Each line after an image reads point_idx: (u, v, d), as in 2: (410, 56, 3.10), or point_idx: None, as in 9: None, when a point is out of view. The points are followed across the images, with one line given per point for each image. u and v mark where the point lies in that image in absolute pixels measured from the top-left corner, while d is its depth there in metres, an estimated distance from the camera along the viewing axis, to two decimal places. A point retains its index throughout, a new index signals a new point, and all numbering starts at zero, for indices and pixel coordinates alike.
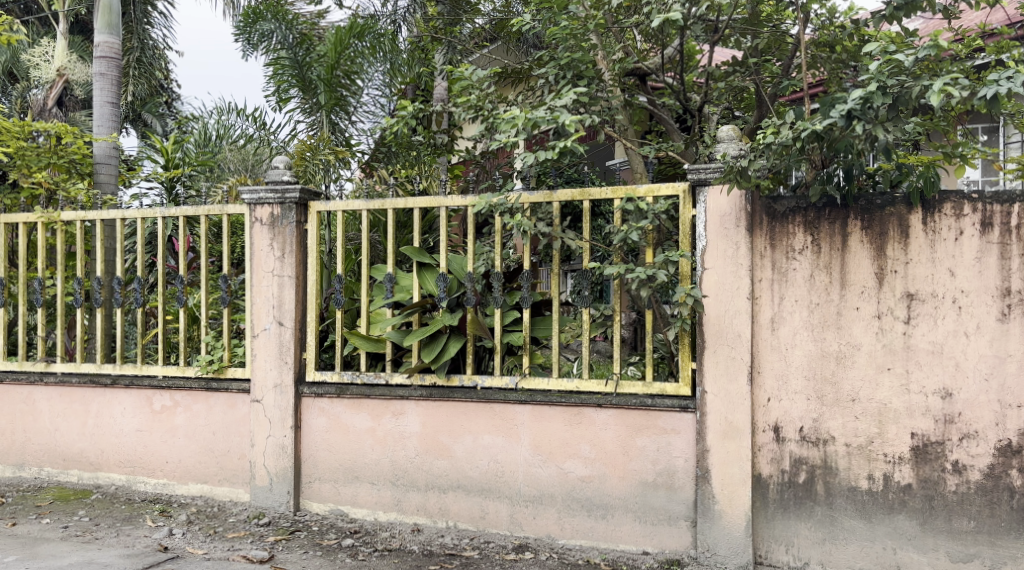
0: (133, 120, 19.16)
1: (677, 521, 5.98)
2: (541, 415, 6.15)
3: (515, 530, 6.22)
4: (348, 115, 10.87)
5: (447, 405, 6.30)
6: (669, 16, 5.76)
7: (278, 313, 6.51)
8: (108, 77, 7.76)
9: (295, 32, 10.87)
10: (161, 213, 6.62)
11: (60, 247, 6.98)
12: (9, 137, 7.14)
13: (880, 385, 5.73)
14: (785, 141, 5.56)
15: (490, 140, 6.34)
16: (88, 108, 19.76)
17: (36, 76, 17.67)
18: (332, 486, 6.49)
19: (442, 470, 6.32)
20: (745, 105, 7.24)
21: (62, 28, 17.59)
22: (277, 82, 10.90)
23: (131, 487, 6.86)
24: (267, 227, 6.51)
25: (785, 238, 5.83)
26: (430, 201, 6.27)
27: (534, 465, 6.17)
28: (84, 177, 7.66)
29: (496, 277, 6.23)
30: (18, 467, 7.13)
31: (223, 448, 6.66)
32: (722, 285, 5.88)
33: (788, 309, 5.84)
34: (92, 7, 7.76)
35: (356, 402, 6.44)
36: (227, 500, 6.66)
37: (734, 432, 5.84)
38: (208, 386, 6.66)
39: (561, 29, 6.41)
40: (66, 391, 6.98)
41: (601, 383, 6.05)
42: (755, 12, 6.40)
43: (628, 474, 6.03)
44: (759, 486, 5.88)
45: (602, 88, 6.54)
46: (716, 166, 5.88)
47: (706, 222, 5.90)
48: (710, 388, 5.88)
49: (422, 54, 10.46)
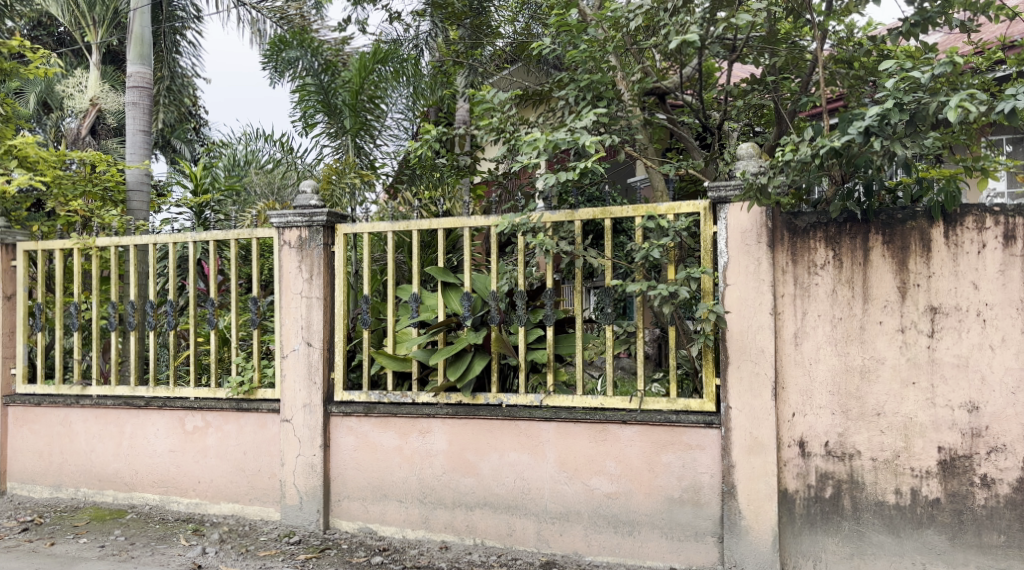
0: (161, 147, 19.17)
1: (704, 537, 6.01)
2: (566, 432, 6.22)
3: (542, 547, 6.27)
4: (371, 138, 10.07)
5: (473, 423, 6.36)
6: (686, 38, 5.91)
7: (307, 334, 6.57)
8: (141, 106, 7.97)
9: (320, 59, 10.33)
10: (192, 238, 6.54)
11: (95, 273, 6.94)
12: (47, 166, 7.17)
13: (905, 399, 5.77)
14: (805, 157, 5.66)
15: (512, 162, 6.42)
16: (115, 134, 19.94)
17: (70, 106, 17.73)
18: (361, 504, 6.56)
19: (468, 488, 6.38)
20: (766, 121, 7.17)
21: (95, 59, 17.70)
22: (302, 108, 10.19)
23: (165, 507, 6.91)
24: (295, 250, 6.58)
25: (806, 253, 5.91)
26: (454, 222, 6.29)
27: (560, 482, 6.23)
28: (117, 204, 7.81)
29: (520, 295, 6.29)
30: (56, 489, 7.17)
31: (254, 468, 6.71)
32: (744, 301, 5.95)
33: (811, 323, 5.90)
34: (125, 39, 7.94)
35: (383, 421, 6.51)
36: (257, 519, 6.72)
37: (759, 447, 5.89)
38: (238, 407, 6.72)
39: (581, 53, 6.52)
40: (101, 413, 7.03)
41: (626, 400, 6.14)
42: (772, 31, 6.46)
43: (654, 490, 6.08)
44: (786, 501, 5.92)
45: (622, 108, 6.61)
46: (736, 183, 5.95)
47: (727, 239, 5.98)
48: (734, 404, 5.94)
49: (444, 78, 10.04)
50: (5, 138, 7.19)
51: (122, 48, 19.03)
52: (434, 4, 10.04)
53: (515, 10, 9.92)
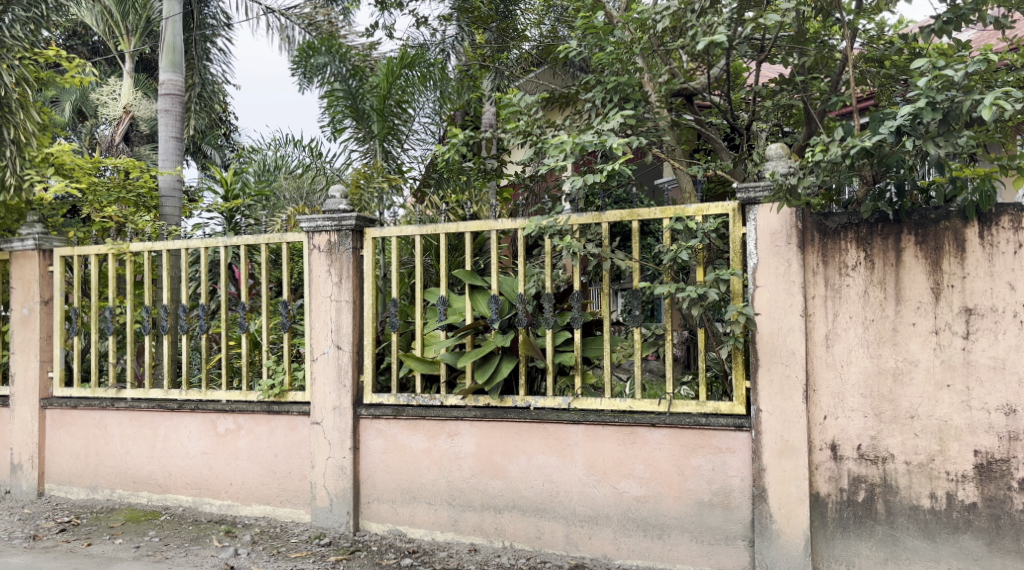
0: (192, 153, 19.38)
1: (735, 541, 5.97)
2: (594, 435, 6.21)
3: (571, 550, 6.27)
4: (399, 142, 10.14)
5: (502, 425, 6.37)
6: (714, 39, 5.91)
7: (336, 337, 6.63)
8: (173, 113, 8.12)
9: (349, 65, 10.55)
10: (223, 242, 6.63)
11: (129, 278, 7.04)
12: (82, 173, 7.28)
13: (939, 402, 5.71)
14: (835, 158, 5.58)
15: (539, 164, 6.44)
16: (148, 141, 20.18)
17: (104, 114, 17.96)
18: (390, 506, 6.60)
19: (497, 490, 6.39)
20: (795, 121, 7.07)
21: (129, 67, 17.92)
22: (331, 114, 10.31)
23: (197, 509, 6.99)
24: (325, 254, 6.64)
25: (837, 255, 5.86)
26: (480, 226, 6.34)
27: (589, 485, 6.22)
28: (150, 210, 7.89)
29: (547, 297, 6.30)
30: (92, 490, 7.28)
31: (285, 470, 6.78)
32: (775, 303, 5.90)
33: (842, 325, 5.85)
34: (158, 47, 8.16)
35: (412, 423, 6.54)
36: (289, 521, 6.78)
37: (790, 450, 5.84)
38: (269, 409, 6.79)
39: (607, 55, 6.57)
40: (135, 415, 7.14)
41: (654, 402, 6.12)
42: (801, 30, 6.39)
43: (684, 493, 6.05)
44: (818, 505, 5.86)
45: (650, 110, 6.56)
46: (765, 184, 5.92)
47: (757, 240, 5.94)
48: (765, 406, 5.89)
49: (470, 81, 10.22)
50: (43, 145, 7.33)
51: (154, 56, 19.27)
52: (461, 8, 9.92)
53: (541, 13, 9.77)
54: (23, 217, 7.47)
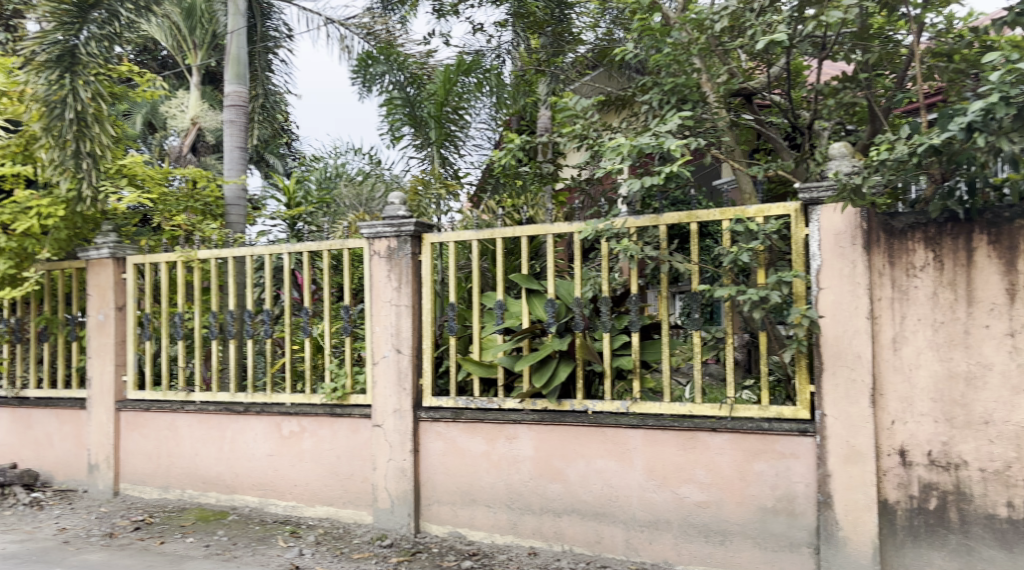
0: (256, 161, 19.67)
1: (800, 548, 5.87)
2: (654, 439, 6.16)
3: (631, 555, 6.22)
4: (456, 149, 9.47)
5: (560, 429, 6.37)
6: (776, 37, 5.90)
7: (396, 341, 6.73)
8: (237, 124, 8.28)
9: (407, 72, 9.58)
10: (287, 249, 6.87)
11: (197, 284, 7.29)
12: (153, 183, 7.73)
13: (1015, 407, 5.54)
14: (902, 156, 5.53)
15: (596, 167, 6.48)
16: (215, 151, 20.54)
17: (172, 126, 18.32)
18: (450, 509, 6.65)
19: (556, 494, 6.39)
20: (858, 119, 6.94)
21: (196, 79, 18.25)
22: (388, 121, 9.60)
23: (263, 509, 7.16)
24: (384, 259, 6.75)
25: (904, 255, 5.72)
26: (537, 230, 6.36)
27: (649, 490, 6.17)
28: (216, 218, 8.11)
29: (605, 301, 6.32)
30: (163, 490, 7.51)
31: (348, 472, 6.90)
32: (839, 306, 5.78)
33: (910, 328, 5.71)
34: (223, 60, 8.35)
35: (471, 426, 6.58)
36: (351, 522, 6.89)
37: (857, 456, 5.72)
38: (333, 412, 6.92)
39: (664, 56, 6.49)
40: (204, 418, 7.35)
41: (716, 407, 6.04)
42: (865, 26, 6.21)
43: (746, 499, 5.96)
44: (887, 512, 5.73)
45: (708, 110, 6.50)
46: (829, 184, 5.78)
47: (821, 240, 5.82)
48: (830, 411, 5.77)
49: (527, 86, 9.85)
50: (117, 158, 7.70)
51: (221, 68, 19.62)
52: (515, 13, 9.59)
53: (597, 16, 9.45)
54: (99, 227, 7.80)
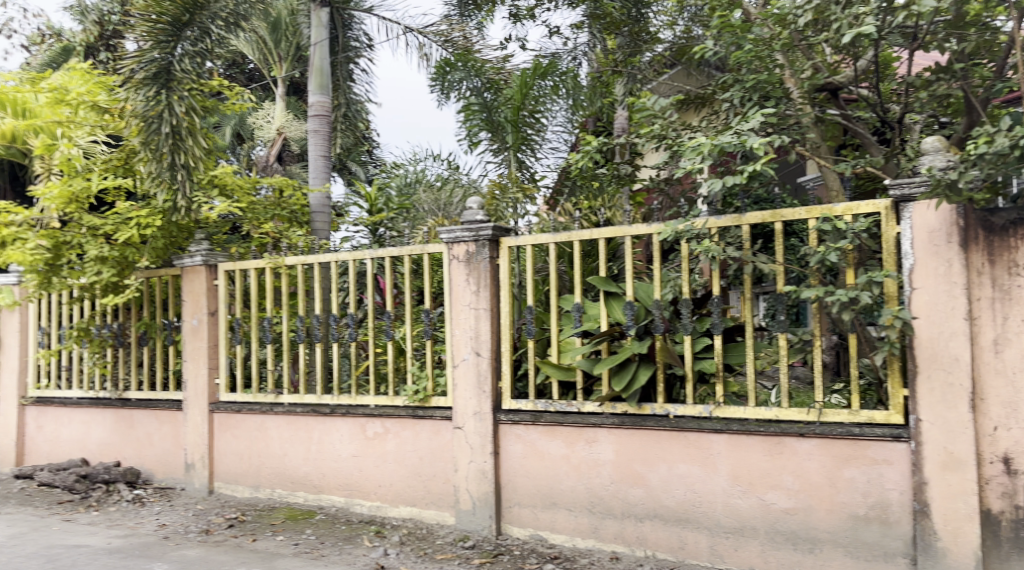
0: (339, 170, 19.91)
1: (895, 558, 5.64)
2: (738, 444, 6.02)
3: (716, 562, 6.09)
4: (533, 152, 9.43)
5: (641, 433, 6.29)
6: (862, 30, 5.68)
7: (476, 344, 6.77)
8: (322, 133, 8.52)
9: (483, 76, 9.45)
10: (370, 255, 7.00)
11: (285, 290, 7.50)
12: (242, 193, 8.07)
13: None
14: (1002, 149, 5.21)
15: (675, 167, 6.38)
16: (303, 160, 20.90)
17: (261, 136, 18.69)
18: (532, 511, 6.65)
19: (637, 498, 6.31)
20: (953, 111, 6.50)
21: (283, 90, 18.56)
22: (466, 127, 9.50)
23: (349, 509, 7.30)
24: (463, 263, 6.79)
25: (1005, 253, 5.44)
26: (616, 231, 6.31)
27: (733, 496, 6.03)
28: (302, 226, 8.39)
29: (685, 303, 6.21)
30: (255, 489, 7.74)
31: (430, 473, 6.97)
32: (935, 306, 5.54)
33: (1013, 330, 5.43)
34: (307, 71, 8.57)
35: (550, 429, 6.57)
36: (434, 523, 6.97)
37: (956, 463, 5.48)
38: (415, 414, 7.01)
39: (745, 53, 6.37)
40: (292, 419, 7.53)
41: (803, 411, 5.87)
42: (960, 13, 5.92)
43: (836, 507, 5.76)
44: (989, 523, 5.47)
45: (791, 106, 6.35)
46: (921, 180, 5.57)
47: (914, 239, 5.60)
48: (926, 416, 5.54)
49: (603, 87, 9.56)
50: (209, 168, 7.99)
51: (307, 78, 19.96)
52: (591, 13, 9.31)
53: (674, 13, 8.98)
54: (192, 235, 8.10)
